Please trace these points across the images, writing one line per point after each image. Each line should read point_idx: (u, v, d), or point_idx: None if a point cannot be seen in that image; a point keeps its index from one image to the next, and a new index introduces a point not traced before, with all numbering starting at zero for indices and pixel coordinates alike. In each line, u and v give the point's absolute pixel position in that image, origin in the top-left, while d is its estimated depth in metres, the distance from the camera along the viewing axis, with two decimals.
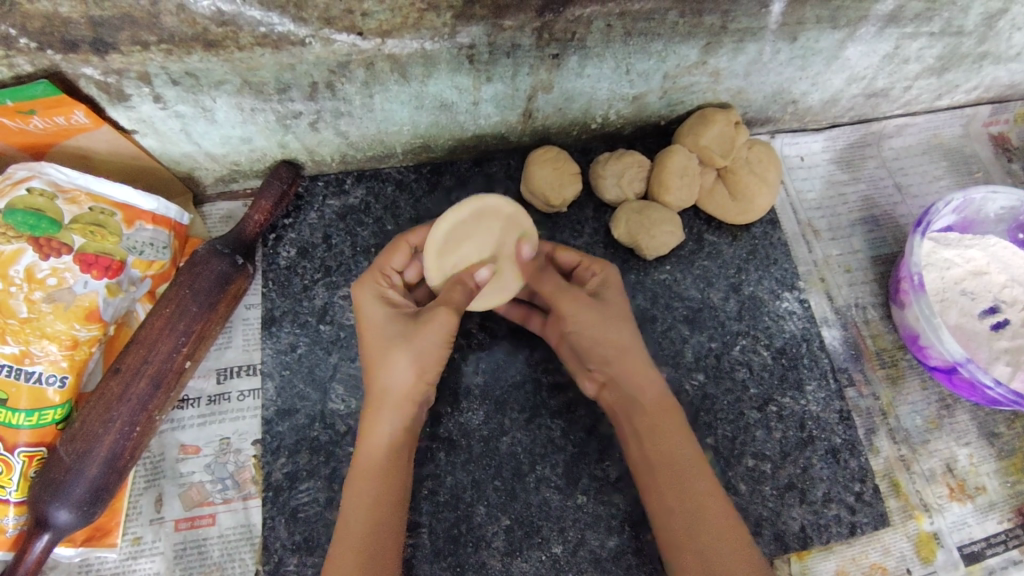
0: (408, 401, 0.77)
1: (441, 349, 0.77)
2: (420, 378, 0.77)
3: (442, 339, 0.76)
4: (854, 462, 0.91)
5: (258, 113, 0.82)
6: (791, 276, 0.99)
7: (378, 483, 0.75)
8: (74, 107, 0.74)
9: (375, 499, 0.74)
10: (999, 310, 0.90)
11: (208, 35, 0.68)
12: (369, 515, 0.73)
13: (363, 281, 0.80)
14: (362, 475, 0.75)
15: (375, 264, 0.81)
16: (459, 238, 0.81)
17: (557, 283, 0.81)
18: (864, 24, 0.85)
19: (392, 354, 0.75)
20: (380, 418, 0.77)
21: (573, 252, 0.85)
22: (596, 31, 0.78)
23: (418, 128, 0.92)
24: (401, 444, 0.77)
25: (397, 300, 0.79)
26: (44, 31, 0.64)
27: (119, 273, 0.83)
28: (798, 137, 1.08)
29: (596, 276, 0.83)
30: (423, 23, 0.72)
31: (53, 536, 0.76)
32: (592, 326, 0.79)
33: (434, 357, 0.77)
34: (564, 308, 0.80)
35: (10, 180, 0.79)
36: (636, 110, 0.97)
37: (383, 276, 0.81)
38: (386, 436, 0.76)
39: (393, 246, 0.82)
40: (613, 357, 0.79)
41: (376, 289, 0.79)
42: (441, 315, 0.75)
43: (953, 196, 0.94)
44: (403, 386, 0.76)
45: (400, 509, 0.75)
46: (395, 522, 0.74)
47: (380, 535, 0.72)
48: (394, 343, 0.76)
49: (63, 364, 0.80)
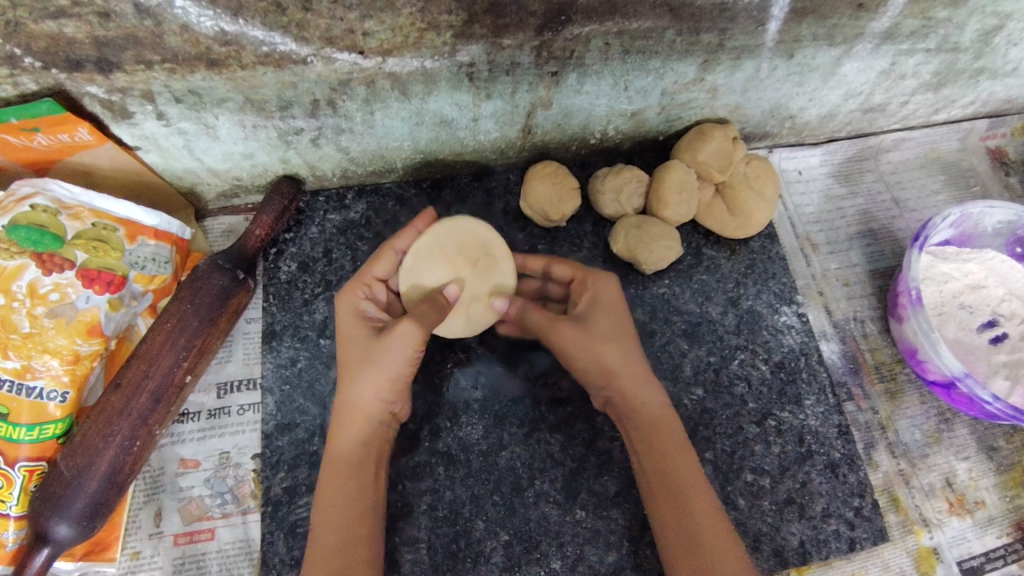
0: (371, 414, 0.77)
1: (404, 364, 0.75)
2: (383, 394, 0.77)
3: (404, 356, 0.75)
4: (852, 476, 0.91)
5: (260, 129, 0.83)
6: (789, 290, 1.00)
7: (350, 489, 0.75)
8: (79, 125, 0.75)
9: (342, 509, 0.73)
10: (998, 323, 0.90)
11: (211, 54, 0.69)
12: (334, 523, 0.72)
13: (342, 291, 0.80)
14: (335, 483, 0.75)
15: (358, 274, 0.81)
16: (466, 258, 0.83)
17: (540, 321, 0.80)
18: (860, 41, 0.85)
19: (356, 369, 0.75)
20: (345, 425, 0.76)
21: (566, 265, 0.85)
22: (595, 49, 0.79)
23: (419, 144, 0.93)
24: (369, 455, 0.77)
25: (371, 313, 0.79)
26: (49, 50, 0.65)
27: (120, 288, 0.83)
28: (797, 152, 1.08)
29: (588, 292, 0.81)
30: (424, 42, 0.73)
31: (53, 551, 0.76)
32: (581, 352, 0.79)
33: (395, 373, 0.75)
34: (553, 340, 0.80)
35: (13, 197, 0.80)
36: (635, 125, 0.98)
37: (363, 286, 0.80)
38: (350, 445, 0.76)
39: (373, 256, 0.82)
40: (606, 378, 0.79)
41: (353, 301, 0.79)
42: (402, 326, 0.74)
43: (951, 210, 0.94)
44: (363, 400, 0.76)
45: (368, 522, 0.74)
46: (360, 533, 0.73)
47: (347, 543, 0.71)
48: (359, 359, 0.75)
49: (65, 378, 0.80)
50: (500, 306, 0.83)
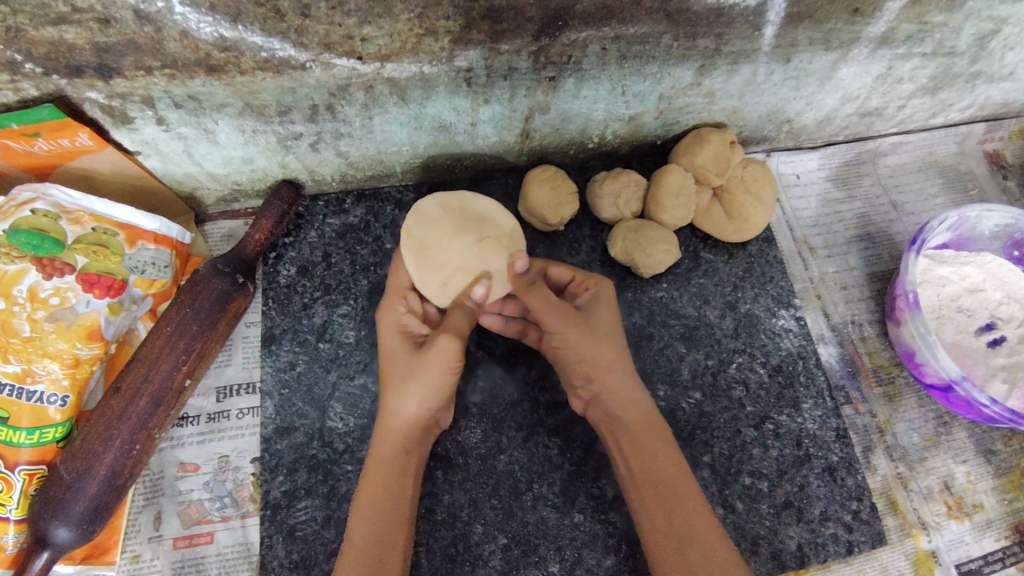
0: (416, 425, 0.78)
1: (445, 375, 0.76)
2: (426, 404, 0.77)
3: (443, 369, 0.76)
4: (850, 479, 0.91)
5: (259, 134, 0.83)
6: (787, 293, 1.00)
7: (388, 495, 0.76)
8: (79, 130, 0.76)
9: (377, 513, 0.74)
10: (996, 326, 0.90)
11: (210, 60, 0.69)
12: (372, 528, 0.73)
13: (383, 307, 0.82)
14: (372, 490, 0.75)
15: (391, 287, 0.83)
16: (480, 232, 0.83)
17: (548, 299, 0.78)
18: (857, 46, 0.86)
19: (402, 381, 0.77)
20: (388, 434, 0.78)
21: (564, 269, 0.85)
22: (592, 54, 0.80)
23: (417, 148, 0.93)
24: (409, 460, 0.78)
25: (412, 326, 0.80)
26: (49, 56, 0.66)
27: (121, 292, 0.84)
28: (794, 155, 1.09)
29: (589, 290, 0.83)
30: (422, 48, 0.73)
31: (53, 554, 0.76)
32: (578, 340, 0.78)
33: (439, 384, 0.77)
34: (552, 323, 0.78)
35: (14, 202, 0.80)
36: (633, 130, 0.98)
37: (404, 300, 0.81)
38: (390, 452, 0.77)
39: (399, 266, 0.83)
40: (598, 373, 0.79)
41: (395, 316, 0.80)
42: (444, 343, 0.74)
43: (948, 214, 0.94)
44: (407, 410, 0.77)
45: (407, 525, 0.76)
46: (399, 536, 0.75)
47: (384, 547, 0.73)
48: (405, 371, 0.77)
49: (65, 382, 0.81)
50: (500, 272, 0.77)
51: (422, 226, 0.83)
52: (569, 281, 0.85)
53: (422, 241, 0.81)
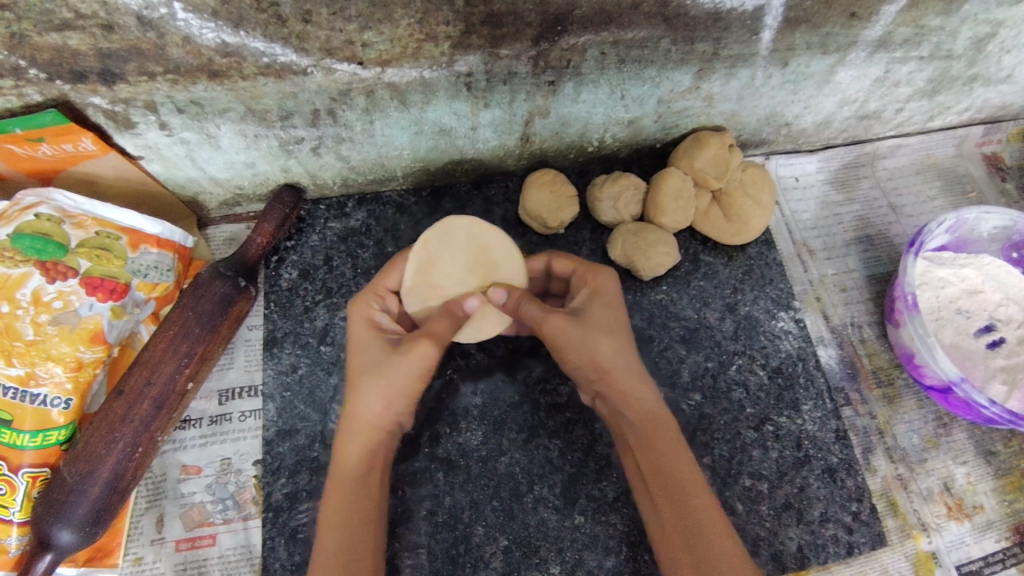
0: (378, 428, 0.78)
1: (414, 380, 0.76)
2: (390, 407, 0.77)
3: (412, 373, 0.75)
4: (850, 481, 0.92)
5: (261, 139, 0.84)
6: (786, 295, 1.01)
7: (348, 501, 0.75)
8: (83, 135, 0.76)
9: (342, 520, 0.74)
10: (995, 328, 0.91)
11: (212, 65, 0.70)
12: (338, 533, 0.73)
13: (358, 300, 0.82)
14: (335, 495, 0.76)
15: (371, 285, 0.83)
16: (484, 263, 0.83)
17: (536, 314, 0.78)
18: (854, 49, 0.86)
19: (367, 379, 0.76)
20: (352, 440, 0.77)
21: (567, 260, 0.84)
22: (591, 59, 0.80)
23: (418, 152, 0.94)
24: (372, 466, 0.78)
25: (384, 323, 0.80)
26: (53, 62, 0.66)
27: (124, 295, 0.84)
28: (793, 158, 1.09)
29: (587, 286, 0.82)
30: (422, 53, 0.74)
31: (55, 556, 0.76)
32: (575, 345, 0.78)
33: (404, 388, 0.76)
34: (548, 333, 0.78)
35: (18, 207, 0.81)
36: (632, 133, 0.99)
37: (377, 298, 0.82)
38: (355, 456, 0.77)
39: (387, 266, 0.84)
40: (599, 373, 0.79)
41: (367, 310, 0.80)
42: (419, 346, 0.74)
43: (946, 216, 0.95)
44: (372, 412, 0.77)
45: (372, 533, 0.76)
46: (364, 546, 0.74)
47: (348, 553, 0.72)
48: (371, 367, 0.77)
49: (68, 386, 0.81)
50: (496, 295, 0.81)
51: (439, 243, 0.84)
52: (571, 272, 0.84)
53: (431, 257, 0.83)
